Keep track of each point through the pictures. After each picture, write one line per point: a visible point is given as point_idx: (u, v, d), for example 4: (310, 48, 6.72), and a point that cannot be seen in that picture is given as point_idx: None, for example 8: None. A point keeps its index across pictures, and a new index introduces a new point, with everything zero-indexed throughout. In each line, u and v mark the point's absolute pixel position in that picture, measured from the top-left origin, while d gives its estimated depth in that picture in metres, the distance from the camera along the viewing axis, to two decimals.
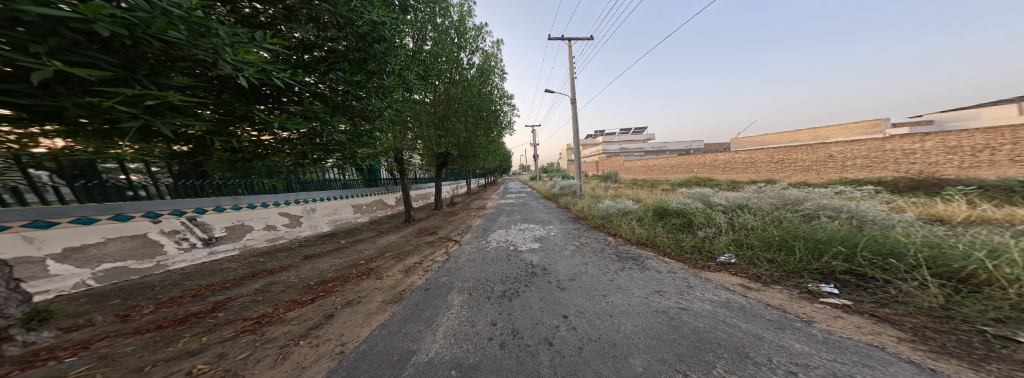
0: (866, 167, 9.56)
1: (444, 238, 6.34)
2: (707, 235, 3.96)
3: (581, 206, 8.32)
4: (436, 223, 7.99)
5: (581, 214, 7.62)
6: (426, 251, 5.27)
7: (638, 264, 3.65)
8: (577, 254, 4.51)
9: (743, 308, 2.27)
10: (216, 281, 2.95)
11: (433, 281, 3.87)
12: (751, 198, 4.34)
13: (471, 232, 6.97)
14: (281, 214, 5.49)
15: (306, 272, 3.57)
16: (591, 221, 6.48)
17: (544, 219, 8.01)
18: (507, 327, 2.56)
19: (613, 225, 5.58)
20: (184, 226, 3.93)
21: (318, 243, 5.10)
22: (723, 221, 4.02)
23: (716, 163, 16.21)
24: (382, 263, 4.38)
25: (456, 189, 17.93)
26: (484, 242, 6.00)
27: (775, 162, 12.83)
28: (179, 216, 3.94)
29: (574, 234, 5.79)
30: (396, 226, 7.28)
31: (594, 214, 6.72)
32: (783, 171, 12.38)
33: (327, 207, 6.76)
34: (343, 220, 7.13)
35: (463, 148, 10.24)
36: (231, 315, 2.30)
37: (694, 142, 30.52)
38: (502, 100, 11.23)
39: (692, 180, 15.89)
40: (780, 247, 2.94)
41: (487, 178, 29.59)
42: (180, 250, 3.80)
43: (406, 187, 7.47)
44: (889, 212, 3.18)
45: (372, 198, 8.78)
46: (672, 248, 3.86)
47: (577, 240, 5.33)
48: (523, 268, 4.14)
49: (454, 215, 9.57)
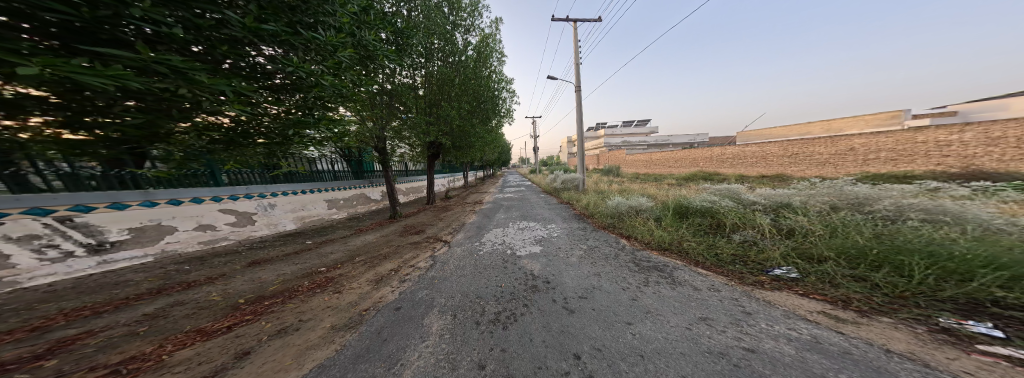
0: (890, 160, 8.84)
1: (430, 238, 5.55)
2: (746, 240, 3.20)
3: (587, 202, 7.54)
4: (421, 219, 7.14)
5: (586, 211, 6.84)
6: (407, 255, 4.48)
7: (665, 276, 2.89)
8: (586, 261, 3.76)
9: (850, 356, 1.50)
10: (94, 302, 2.13)
11: (408, 296, 3.08)
12: (798, 195, 3.55)
13: (463, 231, 6.17)
14: (223, 211, 4.63)
15: (240, 285, 2.76)
16: (599, 221, 5.68)
17: (545, 216, 7.24)
18: (499, 372, 1.79)
19: (626, 226, 4.80)
20: (54, 229, 2.98)
21: (276, 244, 4.24)
22: (768, 222, 3.23)
23: (723, 157, 15.47)
24: (344, 271, 3.57)
25: (450, 182, 17.13)
26: (478, 243, 5.21)
27: (789, 156, 12.07)
28: (43, 216, 2.95)
29: (579, 237, 5.01)
30: (375, 223, 6.42)
31: (602, 212, 5.93)
32: (797, 164, 11.61)
33: (294, 202, 5.95)
34: (313, 216, 6.31)
35: (455, 138, 9.37)
36: (69, 364, 1.49)
37: (699, 136, 29.57)
38: (501, 87, 10.30)
39: (698, 175, 15.16)
40: (875, 263, 2.13)
41: (485, 172, 28.81)
42: (45, 260, 2.89)
43: (389, 178, 6.61)
44: (1004, 214, 2.40)
45: (354, 192, 7.96)
46: (705, 257, 3.09)
47: (584, 243, 4.57)
48: (521, 281, 3.36)
49: (445, 211, 8.77)
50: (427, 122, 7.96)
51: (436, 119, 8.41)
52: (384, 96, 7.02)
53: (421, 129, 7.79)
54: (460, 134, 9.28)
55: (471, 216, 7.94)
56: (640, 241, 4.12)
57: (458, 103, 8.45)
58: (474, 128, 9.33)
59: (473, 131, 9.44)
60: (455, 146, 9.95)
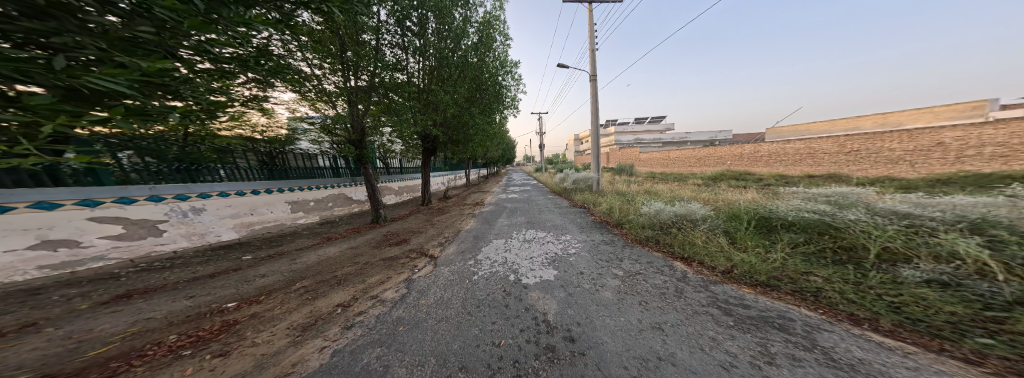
0: (999, 157, 6.98)
1: (413, 251, 4.35)
2: (939, 280, 1.79)
3: (608, 206, 6.16)
4: (405, 224, 5.95)
5: (611, 217, 5.43)
6: (374, 278, 3.26)
7: (819, 354, 1.51)
8: (634, 307, 2.43)
9: None
10: None
11: (346, 362, 1.83)
12: (1005, 208, 2.11)
13: (455, 242, 4.94)
14: (94, 219, 3.39)
15: (42, 344, 1.55)
16: (630, 233, 4.30)
17: (557, 223, 5.94)
18: None
19: (677, 242, 3.41)
20: None
21: (197, 261, 3.02)
22: (982, 251, 1.78)
23: (757, 155, 13.68)
24: (271, 299, 2.43)
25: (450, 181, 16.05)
26: (473, 262, 3.95)
27: (843, 152, 10.28)
28: None
29: (605, 256, 3.68)
30: (352, 229, 5.27)
31: (633, 221, 4.54)
32: (854, 162, 9.83)
33: (236, 206, 4.95)
34: (267, 221, 5.36)
35: (452, 131, 8.27)
36: None
37: (723, 133, 27.29)
38: (506, 76, 9.16)
39: (728, 174, 13.43)
40: None
41: (489, 171, 27.80)
42: None
43: (368, 177, 5.42)
44: None
45: (330, 192, 7.08)
46: (881, 310, 1.69)
47: (619, 268, 3.24)
48: (530, 337, 2.12)
49: (440, 214, 7.61)
50: (417, 112, 6.87)
51: (427, 110, 7.36)
52: (366, 82, 5.97)
53: (408, 121, 6.69)
54: (456, 125, 8.19)
55: (469, 221, 6.73)
56: (711, 268, 2.73)
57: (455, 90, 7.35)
58: (473, 121, 8.17)
59: (472, 125, 8.29)
60: (452, 141, 8.82)
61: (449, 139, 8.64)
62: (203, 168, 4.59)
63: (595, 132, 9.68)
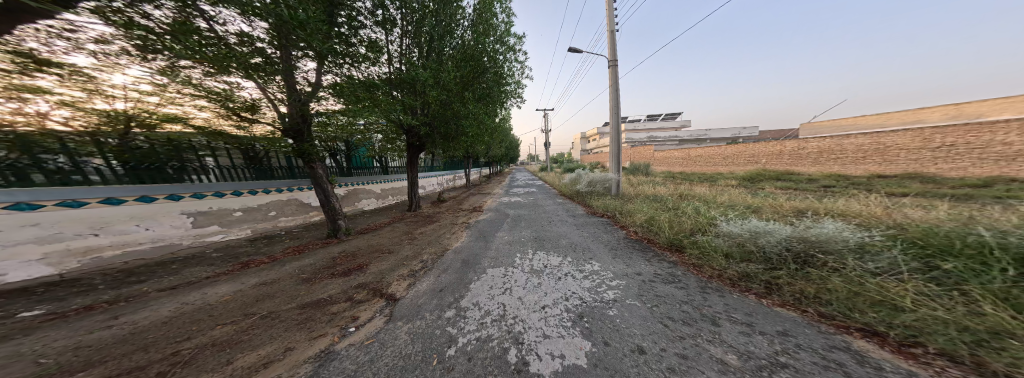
0: None
1: (360, 285, 2.81)
2: None
3: (643, 215, 4.52)
4: (366, 238, 4.41)
5: (656, 232, 3.76)
6: (249, 357, 1.62)
7: None
8: None
9: None
10: None
11: None
12: None
13: (428, 274, 3.39)
14: None
15: None
16: (707, 268, 2.61)
17: (577, 241, 4.36)
18: None
19: (834, 300, 1.72)
20: None
21: None
22: None
23: (802, 151, 11.68)
24: None
25: (447, 182, 14.60)
26: (451, 316, 2.44)
27: (927, 147, 8.26)
28: None
29: (672, 321, 2.09)
30: (292, 244, 3.77)
31: (705, 246, 2.88)
32: (947, 158, 7.79)
33: (55, 226, 3.11)
34: (124, 245, 3.62)
35: (439, 122, 6.87)
36: None
37: (747, 130, 25.04)
38: (507, 62, 7.79)
39: (767, 174, 11.50)
40: None
41: (493, 171, 26.42)
42: None
43: (319, 180, 3.93)
44: None
45: (277, 198, 5.76)
46: None
47: (727, 350, 1.64)
48: None
49: (426, 223, 6.11)
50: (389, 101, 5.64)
51: (407, 98, 6.10)
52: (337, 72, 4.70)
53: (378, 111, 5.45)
54: (443, 116, 6.82)
55: (459, 235, 5.19)
56: None
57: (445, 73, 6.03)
58: (466, 113, 6.84)
59: (464, 116, 6.90)
60: (440, 136, 7.42)
61: (436, 134, 7.26)
62: (193, 168, 4.48)
63: (615, 125, 8.06)
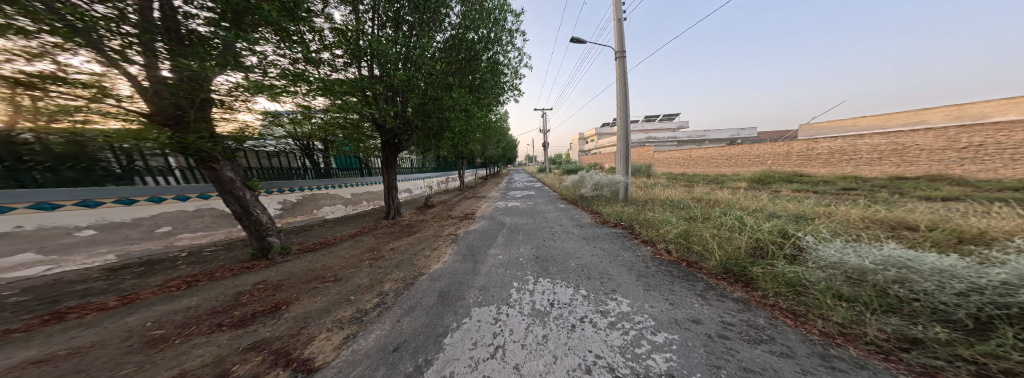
0: None
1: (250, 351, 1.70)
2: None
3: (674, 228, 3.57)
4: (307, 260, 3.28)
5: (702, 254, 2.79)
6: None
7: None
8: None
9: None
10: None
11: None
12: None
13: (382, 321, 2.35)
14: None
15: None
16: (816, 316, 1.57)
17: (590, 264, 3.40)
18: None
19: None
20: None
21: None
22: None
23: (811, 152, 11.15)
24: None
25: (438, 185, 13.52)
26: None
27: (950, 147, 7.73)
28: None
29: None
30: (190, 272, 2.65)
31: (800, 281, 1.87)
32: (974, 159, 7.22)
33: None
34: None
35: (420, 116, 5.85)
36: None
37: (744, 131, 24.89)
38: (500, 51, 6.87)
39: (777, 176, 10.90)
40: None
41: (488, 172, 25.46)
42: None
43: (238, 190, 2.88)
44: None
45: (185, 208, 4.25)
46: None
47: None
48: None
49: (402, 234, 5.06)
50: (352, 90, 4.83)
51: (375, 84, 5.18)
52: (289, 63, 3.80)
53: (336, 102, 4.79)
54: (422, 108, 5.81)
55: (439, 253, 4.14)
56: None
57: (421, 62, 5.34)
58: (449, 106, 5.84)
59: (447, 108, 5.88)
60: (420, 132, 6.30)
61: (415, 130, 6.16)
62: (148, 170, 3.91)
63: (622, 122, 7.20)
